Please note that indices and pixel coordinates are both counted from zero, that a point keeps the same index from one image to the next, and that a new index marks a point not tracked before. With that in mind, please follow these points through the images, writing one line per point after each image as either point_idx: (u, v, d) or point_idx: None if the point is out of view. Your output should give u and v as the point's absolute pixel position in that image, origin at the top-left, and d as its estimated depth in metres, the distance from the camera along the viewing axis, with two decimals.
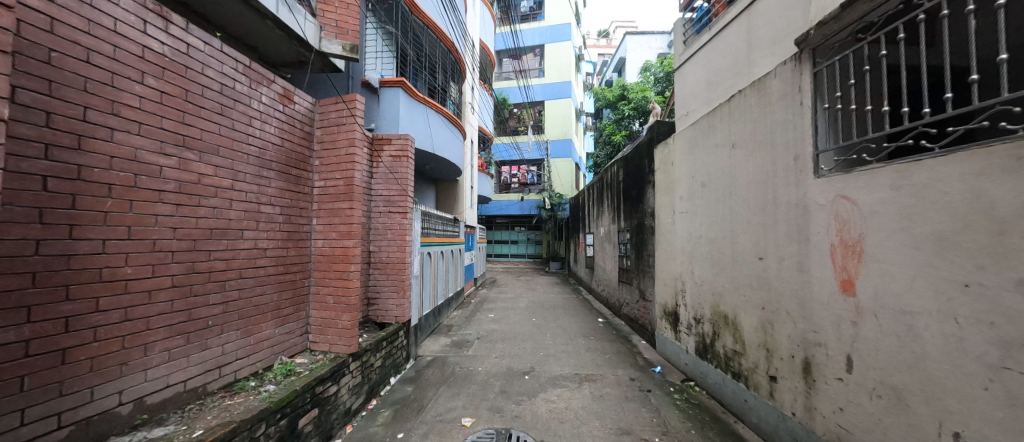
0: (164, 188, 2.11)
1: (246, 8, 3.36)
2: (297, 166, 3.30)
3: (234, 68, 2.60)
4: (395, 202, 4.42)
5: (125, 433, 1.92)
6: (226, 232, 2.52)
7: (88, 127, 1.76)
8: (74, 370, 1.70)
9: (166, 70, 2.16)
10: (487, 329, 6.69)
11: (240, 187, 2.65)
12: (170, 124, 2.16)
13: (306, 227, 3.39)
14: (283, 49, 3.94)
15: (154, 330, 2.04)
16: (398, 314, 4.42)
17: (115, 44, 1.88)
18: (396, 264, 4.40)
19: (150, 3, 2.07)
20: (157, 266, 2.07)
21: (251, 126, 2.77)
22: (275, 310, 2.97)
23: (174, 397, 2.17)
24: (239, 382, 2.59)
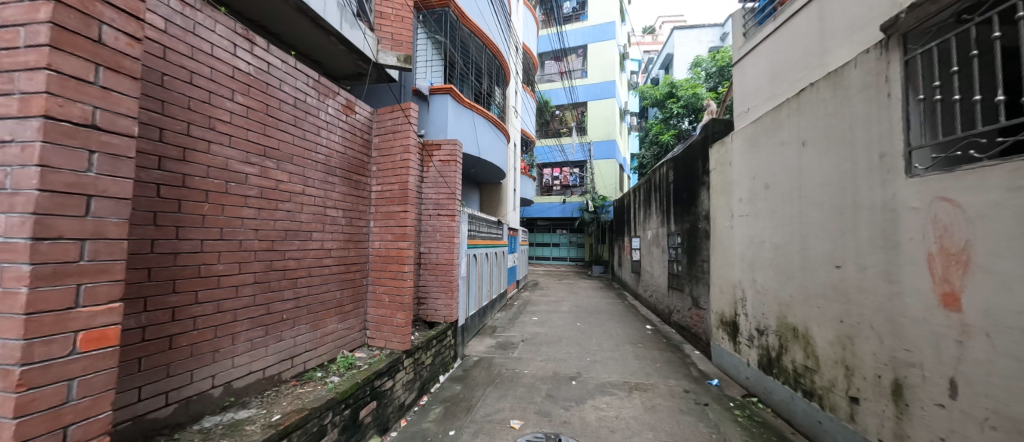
0: (249, 194, 2.34)
1: (314, 27, 3.64)
2: (357, 172, 3.51)
3: (305, 82, 2.84)
4: (444, 205, 4.57)
5: (216, 413, 2.14)
6: (298, 233, 2.74)
7: (190, 141, 1.99)
8: (178, 354, 1.92)
9: (252, 87, 2.40)
10: (531, 331, 6.69)
11: (310, 192, 2.87)
12: (254, 136, 2.39)
13: (364, 229, 3.60)
14: (345, 62, 4.23)
15: (239, 322, 2.27)
16: (446, 314, 4.55)
17: (211, 66, 2.13)
18: (445, 265, 4.54)
19: (239, 28, 2.32)
20: (242, 263, 2.30)
21: (319, 135, 2.99)
22: (337, 306, 3.18)
23: (256, 383, 2.39)
24: (307, 372, 2.80)
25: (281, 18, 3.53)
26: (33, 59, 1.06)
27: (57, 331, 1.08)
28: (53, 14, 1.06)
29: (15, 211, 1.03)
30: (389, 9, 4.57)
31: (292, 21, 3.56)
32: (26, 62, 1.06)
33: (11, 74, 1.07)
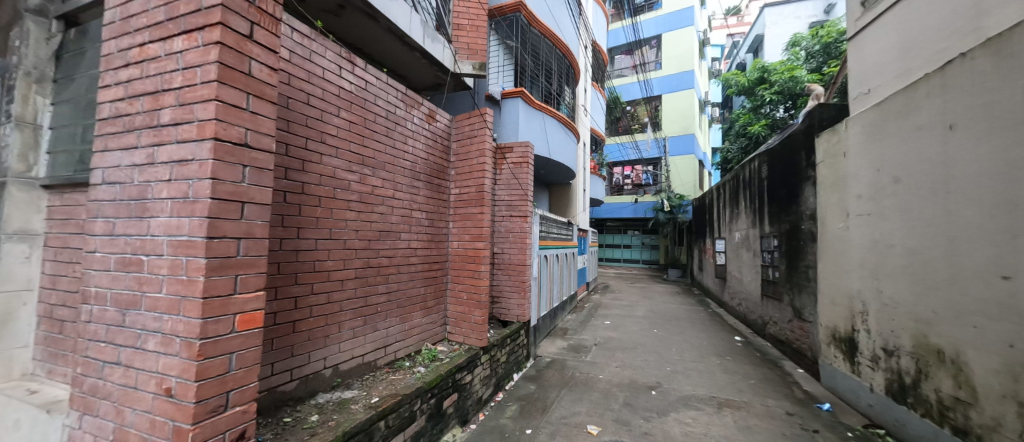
0: (351, 198, 2.63)
1: (401, 46, 3.96)
2: (438, 176, 3.74)
3: (395, 96, 3.11)
4: (516, 207, 4.65)
5: (328, 391, 2.44)
6: (389, 234, 3.00)
7: (307, 153, 2.30)
8: (299, 337, 2.23)
9: (354, 103, 2.69)
10: (604, 336, 6.48)
11: (400, 196, 3.13)
12: (355, 146, 2.68)
13: (444, 230, 3.82)
14: (426, 74, 4.54)
15: (344, 312, 2.55)
16: (519, 313, 4.62)
17: (323, 88, 2.43)
18: (518, 265, 4.61)
19: (344, 52, 2.62)
20: (346, 260, 2.58)
21: (407, 143, 3.25)
22: (422, 302, 3.42)
23: (357, 367, 2.67)
24: (397, 361, 3.06)
25: (373, 41, 3.90)
26: (205, 92, 1.30)
27: (222, 313, 1.31)
28: (220, 55, 1.30)
29: (196, 215, 1.28)
30: (465, 20, 4.79)
31: (382, 42, 3.91)
32: (201, 95, 1.31)
33: (191, 106, 1.33)
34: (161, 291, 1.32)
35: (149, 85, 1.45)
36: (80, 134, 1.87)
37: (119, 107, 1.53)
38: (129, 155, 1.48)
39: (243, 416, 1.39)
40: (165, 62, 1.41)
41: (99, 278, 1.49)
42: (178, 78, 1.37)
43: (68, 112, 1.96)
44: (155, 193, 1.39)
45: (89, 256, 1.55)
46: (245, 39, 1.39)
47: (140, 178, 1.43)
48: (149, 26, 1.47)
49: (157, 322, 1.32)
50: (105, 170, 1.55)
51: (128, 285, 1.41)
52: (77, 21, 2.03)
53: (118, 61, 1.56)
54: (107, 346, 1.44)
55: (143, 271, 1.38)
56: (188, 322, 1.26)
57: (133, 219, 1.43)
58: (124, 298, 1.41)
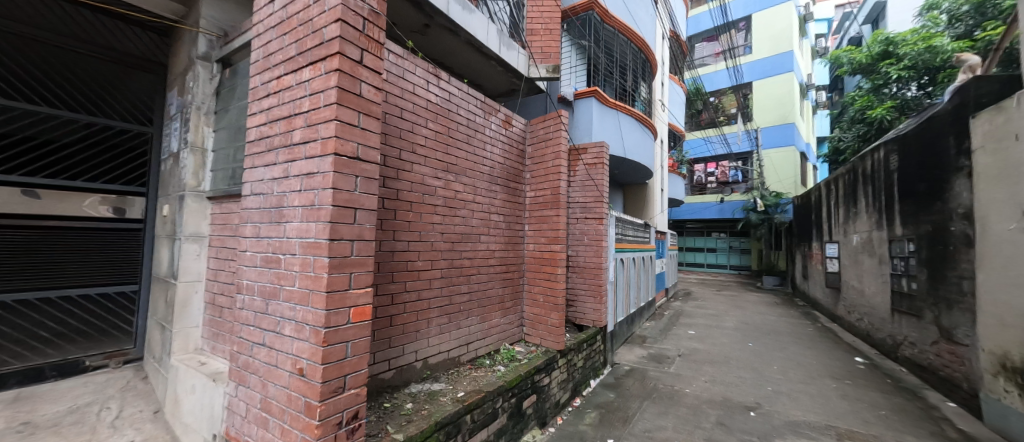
0: (436, 203, 2.81)
1: (478, 56, 4.14)
2: (514, 179, 3.81)
3: (474, 105, 3.25)
4: (591, 209, 4.54)
5: (419, 382, 2.63)
6: (470, 236, 3.15)
7: (401, 163, 2.51)
8: (395, 330, 2.44)
9: (439, 114, 2.88)
10: (688, 347, 6.00)
11: (479, 200, 3.27)
12: (440, 154, 2.86)
13: (520, 233, 3.87)
14: (501, 81, 4.69)
15: (431, 309, 2.74)
16: (596, 318, 4.48)
17: (413, 102, 2.64)
18: (593, 269, 4.49)
19: (430, 67, 2.82)
20: (433, 261, 2.77)
21: (486, 149, 3.38)
22: (500, 302, 3.52)
23: (443, 362, 2.84)
24: (478, 358, 3.19)
25: (453, 54, 4.14)
26: (327, 114, 1.50)
27: (341, 305, 1.49)
28: (338, 81, 1.49)
29: (321, 220, 1.48)
30: (539, 25, 4.84)
31: (461, 55, 4.14)
32: (325, 116, 1.52)
33: (316, 126, 1.55)
34: (295, 284, 1.55)
35: (284, 111, 1.72)
36: (234, 154, 2.30)
37: (262, 131, 1.84)
38: (269, 170, 1.77)
39: (356, 398, 1.56)
40: (296, 90, 1.66)
41: (249, 273, 1.81)
42: (306, 103, 1.61)
43: (225, 137, 2.43)
44: (289, 201, 1.64)
45: (242, 255, 1.89)
46: (357, 65, 1.58)
47: (278, 189, 1.71)
48: (284, 61, 1.74)
49: (292, 311, 1.55)
50: (252, 183, 1.87)
51: (270, 279, 1.68)
52: (231, 63, 2.51)
53: (261, 93, 1.88)
54: (255, 329, 1.73)
55: (281, 268, 1.63)
56: (315, 312, 1.46)
57: (273, 224, 1.70)
58: (267, 290, 1.69)
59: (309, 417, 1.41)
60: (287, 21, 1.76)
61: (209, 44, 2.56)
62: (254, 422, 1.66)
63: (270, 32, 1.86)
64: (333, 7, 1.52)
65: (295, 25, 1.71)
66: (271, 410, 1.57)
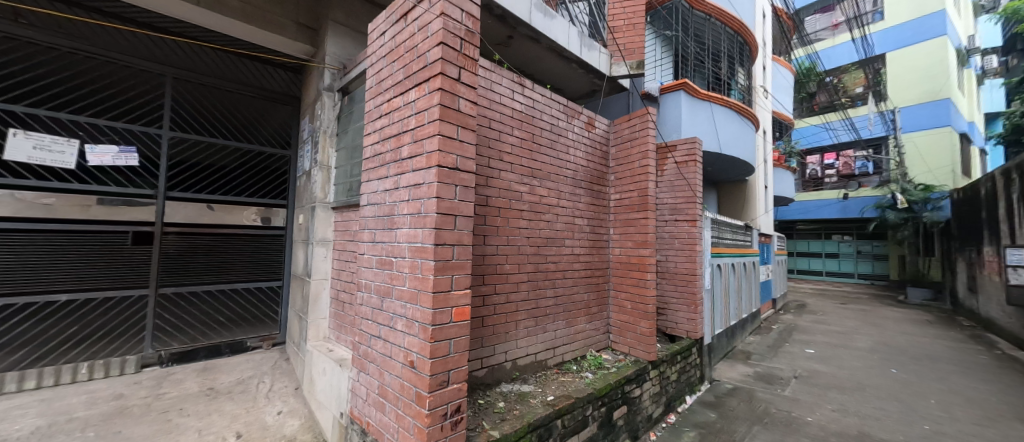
0: (523, 208, 2.88)
1: (559, 61, 4.17)
2: (598, 182, 3.70)
3: (557, 109, 3.26)
4: (682, 210, 4.22)
5: (509, 382, 2.70)
6: (555, 240, 3.15)
7: (490, 171, 2.63)
8: (487, 331, 2.56)
9: (524, 121, 2.94)
10: (806, 367, 5.17)
11: (563, 204, 3.25)
12: (525, 161, 2.92)
13: (605, 236, 3.74)
14: (582, 83, 4.64)
15: (519, 312, 2.80)
16: (690, 329, 4.11)
17: (500, 111, 2.75)
18: (686, 275, 4.14)
19: (515, 76, 2.90)
20: (520, 265, 2.83)
21: (569, 153, 3.36)
22: (586, 307, 3.44)
23: (531, 365, 2.88)
24: (565, 363, 3.16)
25: (534, 62, 4.24)
26: (431, 129, 1.65)
27: (444, 305, 1.61)
28: (440, 99, 1.63)
29: (426, 226, 1.63)
30: (621, 21, 4.68)
31: (542, 61, 4.21)
32: (429, 132, 1.67)
33: (421, 141, 1.71)
34: (405, 285, 1.73)
35: (394, 129, 1.93)
36: (352, 170, 2.66)
37: (376, 149, 2.10)
38: (382, 182, 2.00)
39: (458, 393, 1.66)
40: (404, 110, 1.86)
41: (367, 273, 2.07)
42: (413, 120, 1.79)
43: (344, 156, 2.82)
44: (399, 210, 1.84)
45: (361, 257, 2.17)
46: (456, 82, 1.70)
47: (389, 199, 1.92)
48: (394, 86, 1.97)
49: (403, 308, 1.73)
50: (368, 194, 2.14)
51: (384, 279, 1.90)
52: (348, 92, 2.92)
53: (375, 115, 2.14)
54: (372, 323, 1.97)
55: (393, 269, 1.84)
56: (423, 311, 1.60)
57: (386, 230, 1.92)
58: (382, 288, 1.91)
59: (420, 406, 1.55)
60: (395, 50, 1.99)
61: (332, 76, 3.02)
62: (373, 405, 1.88)
63: (382, 61, 2.11)
64: (435, 32, 1.67)
65: (402, 52, 1.92)
66: (387, 396, 1.77)
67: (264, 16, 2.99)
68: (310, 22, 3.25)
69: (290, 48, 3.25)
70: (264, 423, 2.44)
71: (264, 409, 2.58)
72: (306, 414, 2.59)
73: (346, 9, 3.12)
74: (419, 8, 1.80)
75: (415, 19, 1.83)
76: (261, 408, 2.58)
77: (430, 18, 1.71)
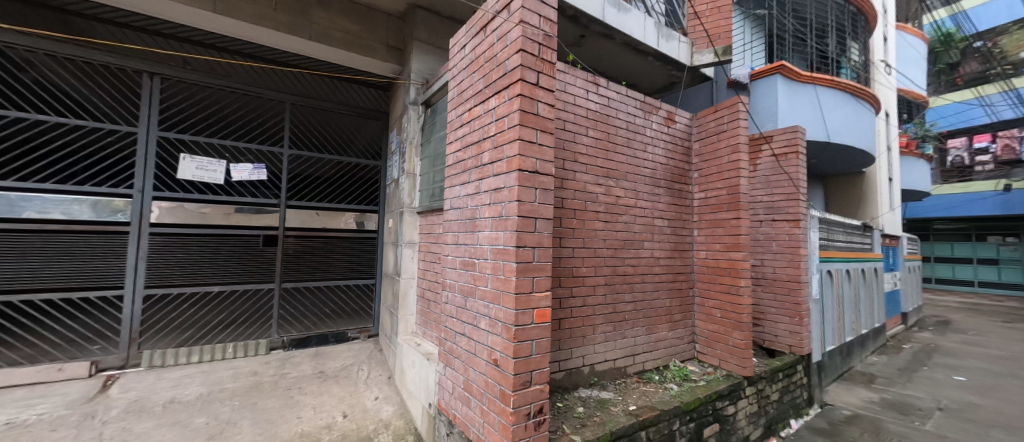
0: (599, 210, 2.81)
1: (635, 57, 4.02)
2: (680, 180, 3.42)
3: (634, 105, 3.10)
4: (782, 208, 3.75)
5: (587, 387, 2.65)
6: (633, 242, 3.01)
7: (565, 172, 2.62)
8: (563, 334, 2.54)
9: (599, 121, 2.86)
10: (954, 398, 4.22)
11: (641, 204, 3.09)
12: (601, 161, 2.84)
13: (689, 238, 3.45)
14: (659, 76, 4.40)
15: (596, 316, 2.73)
16: (793, 343, 3.61)
17: (574, 112, 2.72)
18: (788, 282, 3.66)
19: (589, 76, 2.84)
20: (597, 268, 2.76)
21: (647, 151, 3.17)
22: (668, 314, 3.22)
23: (609, 371, 2.79)
24: (646, 372, 3.00)
25: (608, 60, 4.13)
26: (512, 134, 1.70)
27: (525, 307, 1.64)
28: (520, 104, 1.67)
29: (508, 229, 1.68)
30: (703, 6, 4.34)
31: (617, 58, 4.07)
32: (509, 137, 1.71)
33: (502, 147, 1.77)
34: (488, 285, 1.80)
35: (475, 137, 2.03)
36: (435, 177, 2.85)
37: (458, 156, 2.22)
38: (465, 188, 2.11)
39: (540, 394, 1.67)
40: (485, 118, 1.94)
41: (451, 274, 2.19)
42: (493, 127, 1.86)
43: (428, 164, 3.03)
44: (481, 214, 1.92)
45: (445, 258, 2.30)
46: (534, 87, 1.73)
47: (471, 203, 2.02)
48: (474, 95, 2.06)
49: (486, 308, 1.80)
50: (451, 199, 2.27)
51: (467, 279, 1.99)
52: (431, 104, 3.14)
53: (457, 125, 2.27)
54: (457, 321, 2.08)
55: (476, 270, 1.92)
56: (506, 311, 1.65)
57: (469, 233, 2.02)
58: (466, 288, 2.00)
59: (505, 404, 1.59)
60: (475, 61, 2.09)
61: (417, 91, 3.29)
62: (459, 399, 1.98)
63: (463, 73, 2.24)
64: (514, 41, 1.72)
65: (482, 63, 2.01)
66: (472, 391, 1.85)
67: (360, 43, 3.38)
68: (398, 43, 3.57)
69: (381, 68, 3.61)
70: (363, 406, 2.73)
71: (363, 394, 2.88)
72: (398, 402, 2.83)
73: (429, 28, 3.37)
74: (499, 19, 1.86)
75: (494, 30, 1.91)
76: (362, 393, 2.89)
77: (509, 26, 1.77)
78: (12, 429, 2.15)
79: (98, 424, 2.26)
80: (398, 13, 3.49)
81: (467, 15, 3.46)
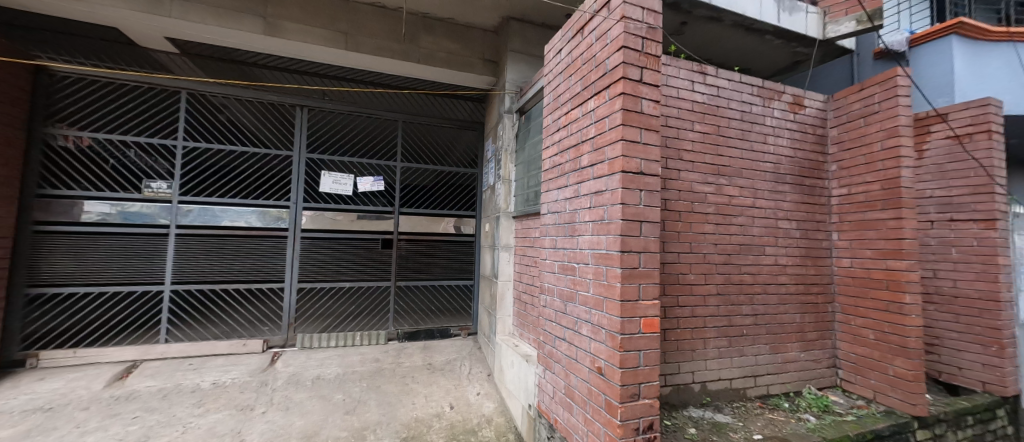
0: (708, 211, 2.53)
1: (748, 36, 3.59)
2: (812, 174, 2.90)
3: (750, 93, 2.73)
4: (965, 205, 2.92)
5: (698, 407, 2.41)
6: (751, 247, 2.64)
7: (667, 172, 2.43)
8: (669, 346, 2.36)
9: (706, 114, 2.59)
10: None
11: (761, 204, 2.70)
12: (710, 157, 2.57)
13: (826, 242, 2.90)
14: (780, 54, 3.82)
15: (708, 328, 2.47)
16: (988, 380, 2.74)
17: (678, 106, 2.51)
18: (979, 300, 2.82)
19: (695, 66, 2.60)
20: (708, 275, 2.50)
21: (767, 142, 2.77)
22: (799, 332, 2.74)
23: (724, 392, 2.49)
24: (771, 397, 2.60)
25: (714, 44, 3.75)
26: (613, 135, 1.65)
27: (632, 315, 1.56)
28: (623, 103, 1.61)
29: (611, 233, 1.62)
30: None
31: (725, 41, 3.68)
32: (611, 139, 1.66)
33: (603, 149, 1.72)
34: (589, 290, 1.76)
35: (572, 140, 2.02)
36: (530, 181, 2.91)
37: (555, 161, 2.23)
38: (562, 191, 2.10)
39: (650, 409, 1.56)
40: (583, 120, 1.92)
41: (549, 277, 2.20)
42: (593, 129, 1.82)
43: (523, 169, 3.11)
44: (580, 217, 1.89)
45: (543, 262, 2.32)
46: (638, 84, 1.65)
47: (570, 207, 2.01)
48: (572, 98, 2.06)
49: (588, 314, 1.76)
50: (548, 204, 2.28)
51: (567, 284, 1.98)
52: (525, 111, 3.22)
53: (553, 129, 2.28)
54: (557, 325, 2.07)
55: (576, 275, 1.90)
56: (610, 318, 1.59)
57: (568, 236, 2.00)
58: (565, 292, 1.99)
59: (611, 415, 1.53)
60: (572, 64, 2.08)
61: (511, 99, 3.41)
62: (560, 404, 1.97)
63: (559, 77, 2.25)
64: (615, 38, 1.67)
65: (580, 65, 1.99)
66: (574, 397, 1.83)
67: (460, 60, 3.65)
68: (493, 56, 3.76)
69: (478, 81, 3.83)
70: (467, 400, 2.91)
71: (467, 388, 3.07)
72: (498, 399, 2.94)
73: (522, 37, 3.49)
74: (597, 18, 1.83)
75: (592, 30, 1.88)
76: (465, 387, 3.07)
77: (610, 24, 1.72)
78: (217, 388, 2.83)
79: (270, 390, 2.83)
80: (493, 27, 3.68)
81: (559, 19, 3.49)
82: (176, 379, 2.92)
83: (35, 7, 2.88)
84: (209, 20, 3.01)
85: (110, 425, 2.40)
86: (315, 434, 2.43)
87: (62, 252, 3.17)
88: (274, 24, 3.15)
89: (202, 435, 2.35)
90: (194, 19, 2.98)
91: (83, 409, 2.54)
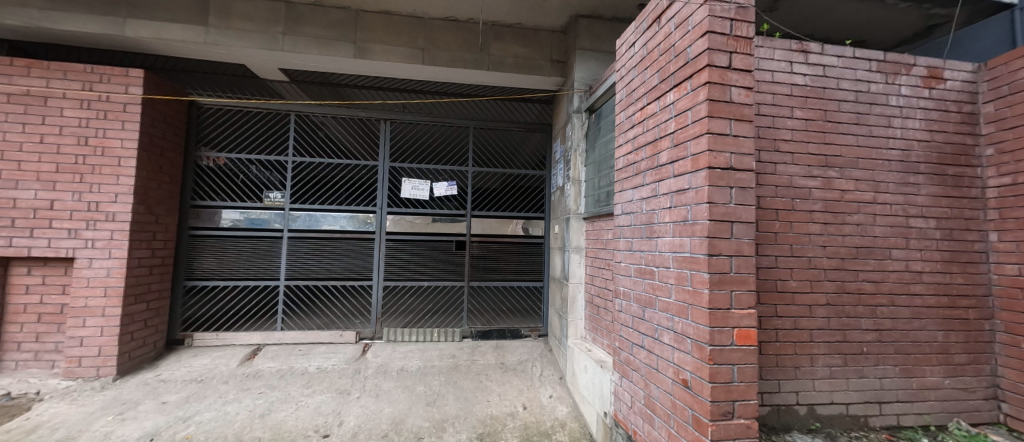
0: (814, 209, 2.21)
1: (862, 4, 3.13)
2: (955, 161, 2.37)
3: (867, 69, 2.33)
4: None
5: (805, 432, 2.11)
6: (873, 250, 2.24)
7: (761, 166, 2.18)
8: (767, 361, 2.12)
9: (809, 98, 2.27)
10: None
11: (884, 199, 2.28)
12: (815, 147, 2.25)
13: (979, 245, 2.35)
14: (905, 17, 3.24)
15: (816, 343, 2.16)
16: None
17: (773, 92, 2.24)
18: None
19: (794, 44, 2.29)
20: (814, 282, 2.18)
21: (892, 126, 2.33)
22: (942, 353, 2.26)
23: (839, 418, 2.16)
24: (903, 430, 2.19)
25: (819, 16, 3.35)
26: (697, 130, 1.52)
27: (723, 325, 1.42)
28: (708, 93, 1.48)
29: (696, 235, 1.50)
30: None
31: (831, 11, 3.27)
32: (695, 133, 1.54)
33: (685, 144, 1.61)
34: (671, 297, 1.65)
35: (649, 137, 1.91)
36: (601, 181, 2.81)
37: (629, 159, 2.13)
38: (638, 191, 2.00)
39: (747, 430, 1.41)
40: (661, 115, 1.81)
41: (625, 281, 2.11)
42: (673, 124, 1.71)
43: (593, 170, 3.02)
44: (660, 218, 1.78)
45: (617, 265, 2.24)
46: (726, 71, 1.50)
47: (647, 208, 1.89)
48: (648, 92, 1.95)
49: (670, 321, 1.65)
50: (622, 204, 2.18)
51: (645, 288, 1.88)
52: (595, 109, 3.14)
53: (627, 126, 2.19)
54: (634, 331, 1.98)
55: (655, 279, 1.79)
56: (697, 327, 1.47)
57: (645, 238, 1.90)
58: (643, 298, 1.89)
59: (701, 433, 1.41)
60: (648, 56, 1.97)
61: (581, 99, 3.35)
62: (639, 415, 1.88)
63: (633, 72, 2.15)
64: (698, 24, 1.54)
65: (657, 57, 1.88)
66: (655, 409, 1.73)
67: (530, 63, 3.69)
68: (561, 56, 3.73)
69: (547, 83, 3.83)
70: (540, 402, 2.92)
71: (539, 390, 3.07)
72: (571, 403, 2.90)
73: (591, 34, 3.41)
74: (677, 5, 1.72)
75: (671, 18, 1.76)
76: (538, 389, 3.08)
77: (691, 10, 1.60)
78: (320, 373, 3.21)
79: (363, 378, 3.15)
80: (560, 27, 3.66)
81: (631, 11, 3.34)
82: (290, 362, 3.39)
83: (189, 53, 3.56)
84: (312, 50, 3.45)
85: (243, 397, 2.87)
86: (402, 421, 2.63)
87: (207, 252, 3.86)
88: (364, 47, 3.50)
89: (311, 413, 2.69)
90: (301, 50, 3.44)
91: (224, 383, 3.07)
